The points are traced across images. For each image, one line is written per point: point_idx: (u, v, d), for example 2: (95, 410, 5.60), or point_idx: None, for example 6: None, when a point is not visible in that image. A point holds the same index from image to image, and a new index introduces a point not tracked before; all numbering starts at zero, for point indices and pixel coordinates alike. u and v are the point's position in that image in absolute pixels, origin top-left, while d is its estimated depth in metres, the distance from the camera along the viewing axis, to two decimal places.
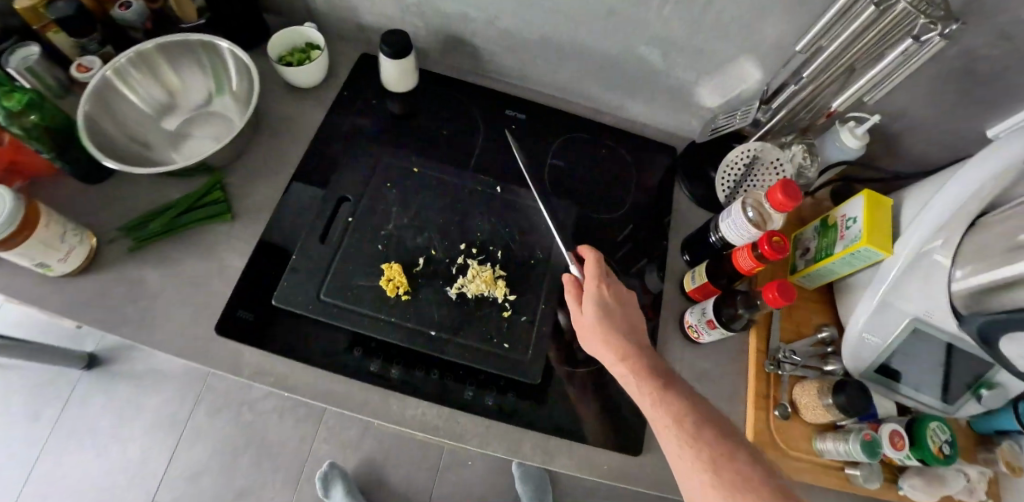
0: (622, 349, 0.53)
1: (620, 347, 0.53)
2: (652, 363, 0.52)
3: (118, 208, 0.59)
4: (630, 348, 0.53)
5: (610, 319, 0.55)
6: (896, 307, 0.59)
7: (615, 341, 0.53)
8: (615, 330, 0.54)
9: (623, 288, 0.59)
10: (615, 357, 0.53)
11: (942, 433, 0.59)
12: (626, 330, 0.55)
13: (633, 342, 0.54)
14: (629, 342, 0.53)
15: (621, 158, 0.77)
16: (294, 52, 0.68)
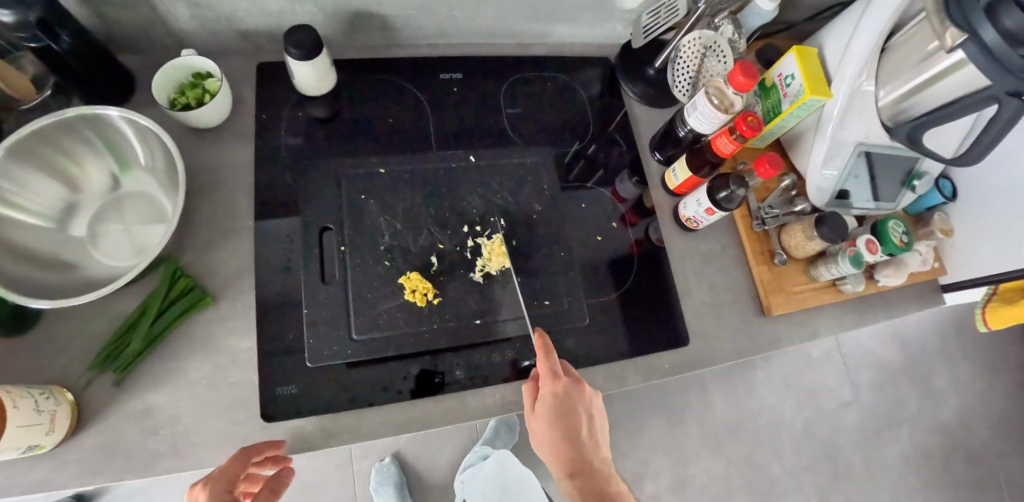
0: (556, 441, 0.58)
1: (553, 437, 0.58)
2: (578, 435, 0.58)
3: (80, 343, 0.51)
4: (560, 442, 0.58)
5: (558, 412, 0.54)
6: (841, 138, 0.68)
7: (554, 435, 0.57)
8: (560, 421, 0.55)
9: (581, 390, 0.56)
10: (550, 438, 0.58)
11: (899, 227, 0.73)
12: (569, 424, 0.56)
13: (577, 431, 0.58)
14: (567, 425, 0.56)
15: (566, 86, 0.77)
16: (185, 91, 0.59)
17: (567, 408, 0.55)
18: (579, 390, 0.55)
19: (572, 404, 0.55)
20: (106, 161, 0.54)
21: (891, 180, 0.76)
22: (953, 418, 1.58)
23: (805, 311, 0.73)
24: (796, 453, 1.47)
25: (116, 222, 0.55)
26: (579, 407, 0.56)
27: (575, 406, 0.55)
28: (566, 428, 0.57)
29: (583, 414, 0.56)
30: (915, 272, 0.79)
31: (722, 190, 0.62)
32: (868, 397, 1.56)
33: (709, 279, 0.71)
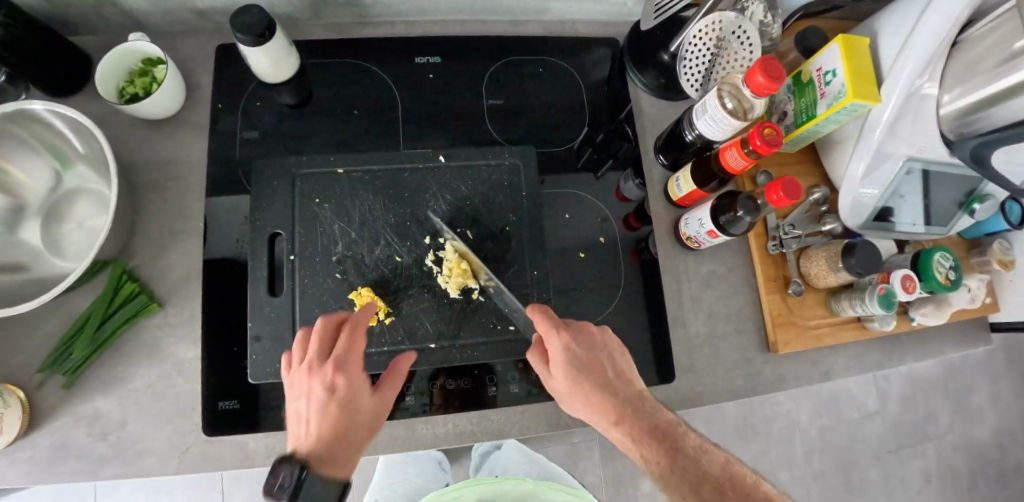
0: (615, 406, 0.47)
1: (608, 403, 0.47)
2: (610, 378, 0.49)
3: (32, 343, 0.51)
4: (623, 404, 0.47)
5: (573, 357, 0.48)
6: (889, 150, 0.57)
7: (605, 393, 0.47)
8: (582, 370, 0.48)
9: (588, 334, 0.51)
10: (603, 415, 0.47)
11: (946, 262, 0.62)
12: (610, 373, 0.49)
13: (630, 390, 0.49)
14: (591, 372, 0.48)
15: (562, 71, 0.67)
16: (134, 79, 0.55)
17: (587, 352, 0.49)
18: (585, 332, 0.51)
19: (588, 354, 0.49)
20: (45, 159, 0.54)
21: (946, 201, 0.63)
22: (993, 441, 1.41)
23: (818, 348, 0.63)
24: (808, 462, 1.34)
25: (69, 220, 0.55)
26: (598, 353, 0.50)
27: (594, 353, 0.50)
28: (613, 383, 0.48)
29: (612, 360, 0.50)
30: (961, 310, 0.67)
31: (727, 212, 0.53)
32: (894, 407, 1.38)
33: (707, 307, 0.63)
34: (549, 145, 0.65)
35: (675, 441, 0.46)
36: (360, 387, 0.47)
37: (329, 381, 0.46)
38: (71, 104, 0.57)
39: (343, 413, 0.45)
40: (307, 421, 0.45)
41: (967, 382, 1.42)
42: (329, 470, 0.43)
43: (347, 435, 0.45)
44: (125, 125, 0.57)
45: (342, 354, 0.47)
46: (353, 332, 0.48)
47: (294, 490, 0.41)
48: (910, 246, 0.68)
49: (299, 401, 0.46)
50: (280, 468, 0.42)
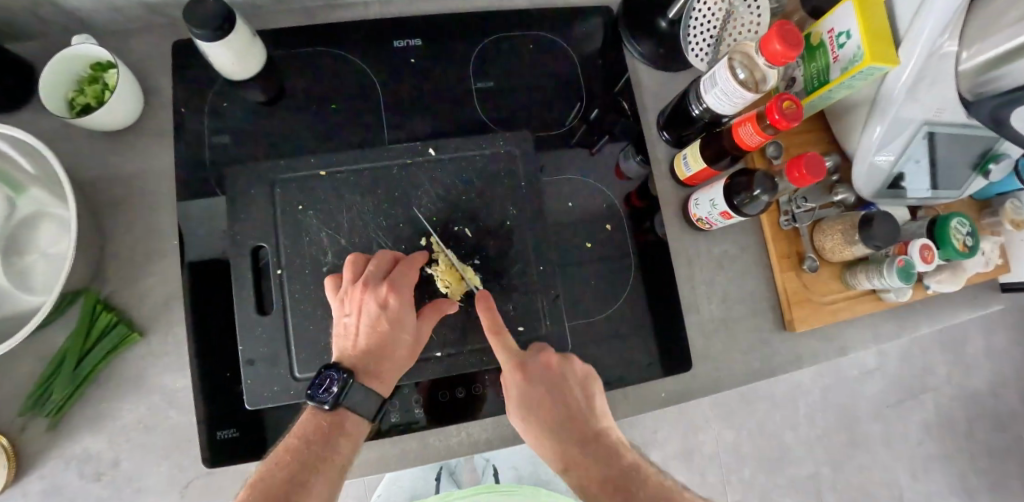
0: (563, 455, 0.45)
1: (557, 452, 0.46)
2: (564, 415, 0.47)
3: (8, 385, 0.48)
4: (570, 454, 0.45)
5: (524, 388, 0.48)
6: (906, 115, 0.53)
7: (555, 443, 0.46)
8: (535, 401, 0.48)
9: (548, 362, 0.49)
10: (554, 461, 0.46)
11: (964, 228, 0.60)
12: (566, 418, 0.47)
13: (591, 435, 0.46)
14: (539, 405, 0.47)
15: (554, 45, 0.62)
16: (84, 88, 0.50)
17: (548, 392, 0.48)
18: (546, 367, 0.49)
19: (541, 386, 0.48)
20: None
21: (960, 164, 0.61)
22: (989, 389, 1.44)
23: (834, 324, 0.62)
24: (812, 422, 1.34)
25: (32, 250, 0.51)
26: (553, 394, 0.48)
27: (547, 393, 0.48)
28: (566, 427, 0.47)
29: (570, 401, 0.48)
30: (978, 274, 0.66)
31: (741, 192, 0.49)
32: (895, 362, 1.38)
33: (721, 289, 0.60)
34: (544, 129, 0.60)
35: (627, 490, 0.41)
36: (407, 307, 0.49)
37: (383, 298, 0.47)
38: (16, 120, 0.51)
39: (390, 328, 0.48)
40: (354, 333, 0.47)
41: (965, 332, 1.43)
42: (372, 379, 0.47)
43: (391, 351, 0.48)
44: (80, 140, 0.52)
45: (395, 275, 0.48)
46: (405, 265, 0.49)
47: (337, 396, 0.44)
48: (923, 211, 0.66)
49: (348, 315, 0.47)
50: (326, 373, 0.45)
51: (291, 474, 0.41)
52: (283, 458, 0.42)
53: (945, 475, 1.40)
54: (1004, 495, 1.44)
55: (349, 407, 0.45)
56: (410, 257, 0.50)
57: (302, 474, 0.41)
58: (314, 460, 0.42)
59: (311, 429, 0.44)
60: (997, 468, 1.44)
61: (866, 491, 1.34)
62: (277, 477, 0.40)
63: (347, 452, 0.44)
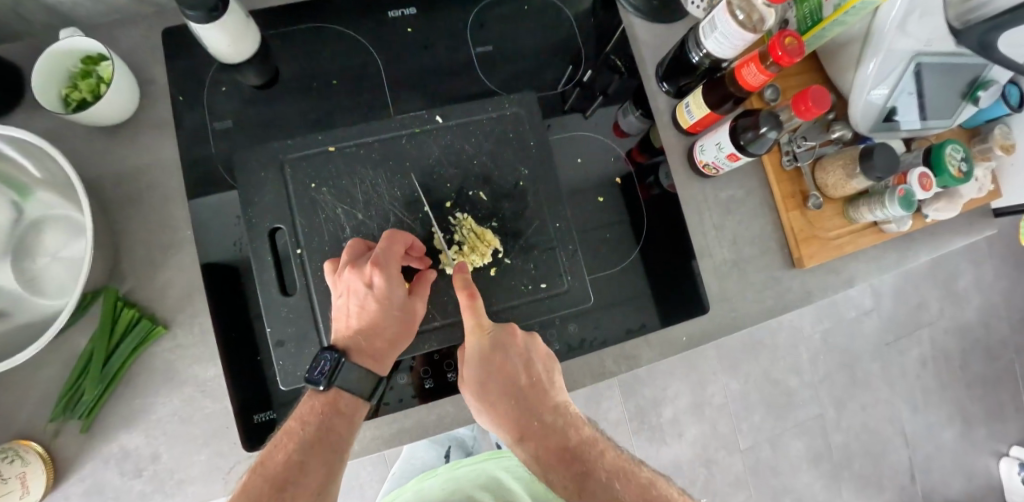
0: (519, 427, 0.49)
1: (515, 425, 0.50)
2: (522, 391, 0.50)
3: (39, 391, 0.48)
4: (530, 426, 0.49)
5: (487, 362, 0.49)
6: (900, 47, 0.55)
7: (512, 415, 0.49)
8: (497, 372, 0.49)
9: (508, 331, 0.50)
10: (509, 430, 0.50)
11: (957, 154, 0.62)
12: (527, 392, 0.50)
13: (542, 416, 0.50)
14: (496, 376, 0.49)
15: (547, 5, 0.62)
16: (78, 83, 0.49)
17: (506, 365, 0.49)
18: (508, 338, 0.49)
19: (504, 358, 0.49)
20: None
21: (950, 94, 0.62)
22: (979, 321, 1.50)
23: (840, 258, 0.63)
24: (814, 366, 1.38)
25: (42, 253, 0.50)
26: (513, 362, 0.49)
27: (509, 364, 0.49)
28: (527, 402, 0.50)
29: (536, 375, 0.50)
30: (974, 199, 0.68)
31: (748, 132, 0.50)
32: (888, 302, 1.43)
33: (731, 233, 0.62)
34: (543, 90, 0.61)
35: (582, 461, 0.47)
36: (395, 286, 0.47)
37: (369, 277, 0.46)
38: (9, 122, 0.50)
39: (378, 307, 0.47)
40: (345, 315, 0.47)
41: (953, 268, 1.48)
42: (364, 357, 0.47)
43: (382, 328, 0.47)
44: (78, 138, 0.51)
45: (378, 252, 0.46)
46: (389, 239, 0.47)
47: (329, 375, 0.45)
48: (917, 143, 0.68)
49: (339, 297, 0.47)
50: (320, 355, 0.46)
51: (286, 457, 0.43)
52: (281, 439, 0.44)
53: (941, 406, 1.46)
54: (998, 419, 1.51)
55: (343, 387, 0.46)
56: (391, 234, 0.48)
57: (299, 457, 0.43)
58: (310, 441, 0.44)
59: (305, 413, 0.45)
60: (989, 395, 1.50)
61: (870, 426, 1.40)
62: (275, 460, 0.42)
63: (344, 431, 0.45)
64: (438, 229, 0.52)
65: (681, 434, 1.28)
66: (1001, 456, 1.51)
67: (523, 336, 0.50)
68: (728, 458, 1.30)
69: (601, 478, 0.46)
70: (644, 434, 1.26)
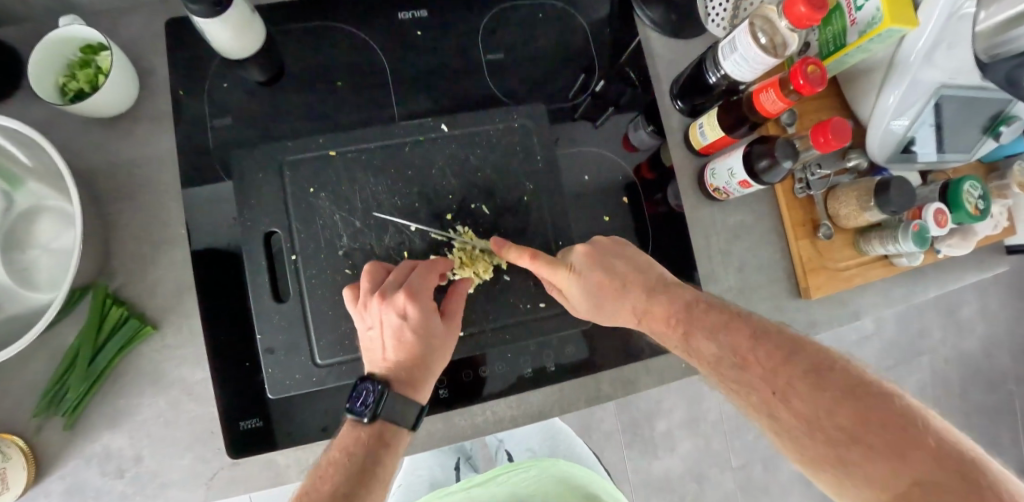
0: (631, 314, 0.47)
1: (629, 313, 0.47)
2: (618, 278, 0.47)
3: (22, 386, 0.47)
4: (640, 305, 0.47)
5: (580, 280, 0.47)
6: (924, 79, 0.53)
7: (623, 304, 0.47)
8: (593, 285, 0.47)
9: (575, 253, 0.49)
10: (627, 320, 0.48)
11: (975, 191, 0.60)
12: (624, 282, 0.47)
13: (642, 294, 0.47)
14: (590, 284, 0.47)
15: (562, 13, 0.61)
16: (75, 72, 0.47)
17: (601, 270, 0.48)
18: (585, 254, 0.49)
19: (589, 269, 0.48)
20: None
21: (971, 128, 0.60)
22: (981, 350, 1.48)
23: (848, 289, 0.62)
24: None
25: (33, 245, 0.49)
26: (602, 268, 0.48)
27: (601, 271, 0.48)
28: (631, 287, 0.47)
29: (624, 271, 0.48)
30: (988, 236, 0.67)
31: (763, 159, 0.49)
32: (891, 327, 1.41)
33: (737, 259, 0.60)
34: (554, 101, 0.59)
35: (687, 322, 0.43)
36: (428, 314, 0.47)
37: (401, 308, 0.45)
38: (4, 110, 0.49)
39: (416, 338, 0.46)
40: (381, 346, 0.46)
41: (957, 295, 1.46)
42: (406, 389, 0.45)
43: (423, 359, 0.46)
44: (74, 129, 0.49)
45: (410, 282, 0.46)
46: (421, 271, 0.47)
47: (374, 407, 0.43)
48: (934, 175, 0.67)
49: (371, 328, 0.46)
50: (361, 385, 0.44)
51: (334, 489, 0.39)
52: (326, 471, 0.41)
53: None
54: (994, 450, 1.49)
55: (388, 419, 0.44)
56: (426, 264, 0.48)
57: (347, 489, 0.39)
58: (357, 473, 0.41)
59: (349, 443, 0.43)
60: (986, 425, 1.49)
61: None
62: (322, 492, 0.39)
63: (389, 465, 0.43)
64: (438, 242, 0.50)
65: (673, 449, 1.26)
66: None
67: (590, 246, 0.50)
68: (720, 474, 1.29)
69: (708, 333, 0.42)
70: (636, 446, 1.25)
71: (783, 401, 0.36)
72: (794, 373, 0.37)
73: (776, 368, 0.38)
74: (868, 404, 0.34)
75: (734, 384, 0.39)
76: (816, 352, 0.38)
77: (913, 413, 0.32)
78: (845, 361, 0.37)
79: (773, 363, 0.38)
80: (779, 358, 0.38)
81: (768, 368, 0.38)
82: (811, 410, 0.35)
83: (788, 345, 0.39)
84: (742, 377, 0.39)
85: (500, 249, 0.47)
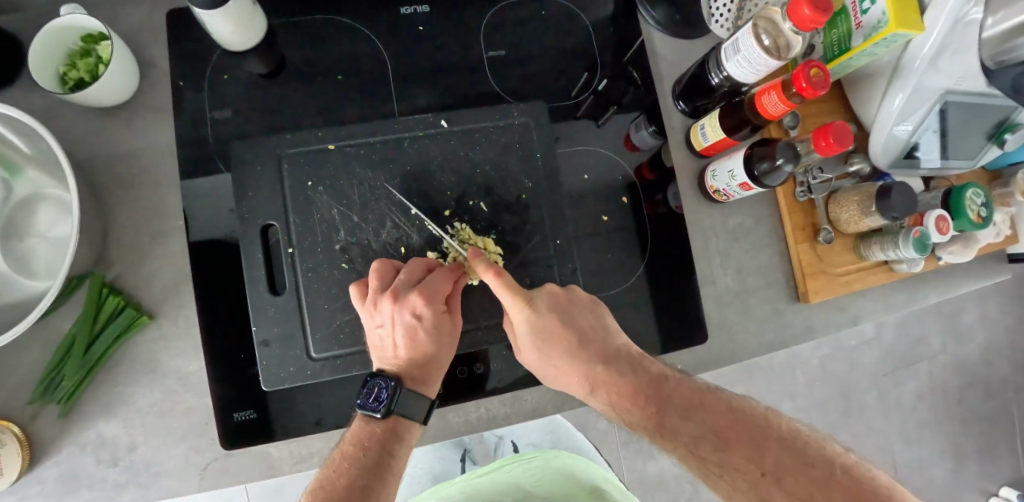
0: (590, 379, 0.47)
1: (585, 378, 0.47)
2: (581, 340, 0.47)
3: (18, 373, 0.47)
4: (597, 375, 0.47)
5: (543, 332, 0.47)
6: (929, 84, 0.52)
7: (578, 366, 0.47)
8: (556, 340, 0.47)
9: (545, 295, 0.48)
10: (581, 385, 0.48)
11: (978, 198, 0.60)
12: (587, 344, 0.47)
13: (599, 363, 0.47)
14: (552, 342, 0.47)
15: (565, 11, 0.60)
16: (75, 61, 0.47)
17: (560, 324, 0.47)
18: (555, 303, 0.48)
19: (553, 323, 0.47)
20: None
21: (975, 135, 0.60)
22: (981, 359, 1.48)
23: (847, 294, 0.62)
24: (810, 391, 1.36)
25: (30, 233, 0.49)
26: (569, 326, 0.47)
27: (563, 326, 0.47)
28: (589, 351, 0.47)
29: (586, 328, 0.48)
30: (990, 244, 0.66)
31: (764, 162, 0.49)
32: (890, 334, 1.41)
33: (736, 261, 0.60)
34: (556, 99, 0.59)
35: (658, 397, 0.44)
36: (440, 314, 0.47)
37: (415, 308, 0.45)
38: (5, 97, 0.49)
39: (426, 337, 0.46)
40: (392, 344, 0.46)
41: (957, 302, 1.46)
42: (418, 385, 0.46)
43: (432, 358, 0.46)
44: (74, 118, 0.49)
45: (425, 282, 0.46)
46: (436, 274, 0.47)
47: (387, 404, 0.44)
48: (937, 181, 0.66)
49: (381, 327, 0.46)
50: (373, 381, 0.44)
51: (350, 482, 0.40)
52: (341, 465, 0.42)
53: (936, 441, 1.44)
54: (991, 459, 1.49)
55: (401, 414, 0.44)
56: (440, 268, 0.48)
57: (363, 483, 0.40)
58: (372, 467, 0.42)
59: (364, 438, 0.43)
60: (983, 433, 1.48)
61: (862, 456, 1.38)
62: (338, 485, 0.40)
63: (401, 458, 0.44)
64: (436, 239, 0.50)
65: None
66: (990, 495, 1.49)
67: (560, 291, 0.49)
68: None
69: (680, 411, 0.43)
70: (632, 446, 1.25)
71: (772, 482, 0.37)
72: (770, 454, 0.39)
73: (757, 449, 0.39)
74: (856, 484, 0.36)
75: (718, 468, 0.40)
76: (786, 430, 0.41)
77: (882, 486, 0.36)
78: (812, 439, 0.40)
79: (750, 444, 0.40)
80: (755, 437, 0.40)
81: (749, 450, 0.39)
82: (797, 488, 0.36)
83: (761, 423, 0.41)
84: (725, 459, 0.40)
85: (484, 269, 0.45)
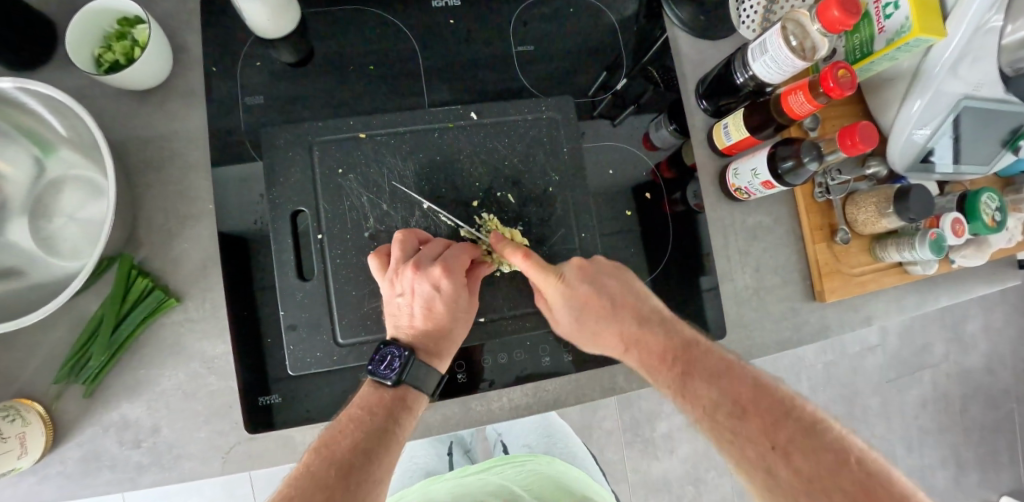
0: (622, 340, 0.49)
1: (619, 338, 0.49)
2: (608, 303, 0.49)
3: (44, 353, 0.47)
4: (631, 335, 0.48)
5: (571, 297, 0.48)
6: (948, 89, 0.54)
7: (613, 328, 0.49)
8: (586, 300, 0.48)
9: (572, 266, 0.50)
10: (615, 345, 0.50)
11: (993, 203, 0.61)
12: (616, 309, 0.49)
13: (632, 324, 0.48)
14: (580, 305, 0.49)
15: (591, 9, 0.61)
16: (111, 44, 0.48)
17: (590, 288, 0.49)
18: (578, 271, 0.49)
19: (580, 286, 0.48)
20: (22, 145, 0.48)
21: (990, 141, 0.61)
22: (983, 367, 1.49)
23: (862, 295, 0.62)
24: (813, 396, 1.37)
25: (60, 213, 0.50)
26: (597, 288, 0.49)
27: (591, 287, 0.49)
28: (621, 317, 0.49)
29: (615, 294, 0.49)
30: (1001, 249, 0.67)
31: (788, 161, 0.50)
32: (893, 340, 1.42)
33: (755, 259, 0.61)
34: (581, 95, 0.60)
35: (683, 361, 0.45)
36: (460, 288, 0.48)
37: (437, 280, 0.46)
38: (40, 79, 0.49)
39: (445, 310, 0.48)
40: (409, 313, 0.47)
41: (961, 310, 1.47)
42: (430, 357, 0.47)
43: (449, 331, 0.48)
44: (107, 101, 0.50)
45: (448, 257, 0.47)
46: (456, 249, 0.49)
47: (398, 372, 0.44)
48: (951, 186, 0.67)
49: (401, 296, 0.46)
50: (387, 350, 0.45)
51: (354, 444, 0.40)
52: (347, 427, 0.42)
53: (936, 448, 1.45)
54: (991, 468, 1.50)
55: (410, 383, 0.45)
56: (459, 243, 0.49)
57: (367, 445, 0.40)
58: (376, 431, 0.41)
59: (372, 403, 0.43)
60: (984, 441, 1.49)
61: None
62: (341, 447, 0.40)
63: (407, 427, 0.44)
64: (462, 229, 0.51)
65: (672, 450, 1.27)
66: None
67: (586, 262, 0.50)
68: (717, 478, 1.29)
69: (702, 376, 0.44)
70: (635, 446, 1.25)
71: (780, 456, 0.37)
72: (793, 430, 0.38)
73: (773, 422, 0.39)
74: (863, 470, 0.35)
75: (731, 433, 0.40)
76: (811, 416, 0.40)
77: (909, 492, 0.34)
78: (837, 430, 0.39)
79: (768, 417, 0.40)
80: (777, 414, 0.40)
81: (766, 422, 0.39)
82: (807, 469, 0.36)
83: (784, 402, 0.41)
84: (739, 426, 0.40)
85: (517, 257, 0.47)
